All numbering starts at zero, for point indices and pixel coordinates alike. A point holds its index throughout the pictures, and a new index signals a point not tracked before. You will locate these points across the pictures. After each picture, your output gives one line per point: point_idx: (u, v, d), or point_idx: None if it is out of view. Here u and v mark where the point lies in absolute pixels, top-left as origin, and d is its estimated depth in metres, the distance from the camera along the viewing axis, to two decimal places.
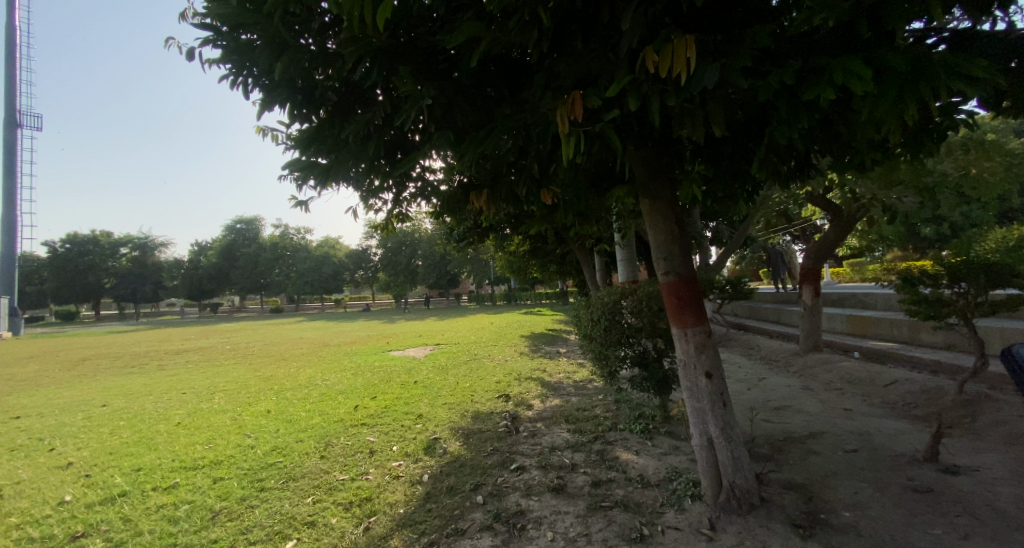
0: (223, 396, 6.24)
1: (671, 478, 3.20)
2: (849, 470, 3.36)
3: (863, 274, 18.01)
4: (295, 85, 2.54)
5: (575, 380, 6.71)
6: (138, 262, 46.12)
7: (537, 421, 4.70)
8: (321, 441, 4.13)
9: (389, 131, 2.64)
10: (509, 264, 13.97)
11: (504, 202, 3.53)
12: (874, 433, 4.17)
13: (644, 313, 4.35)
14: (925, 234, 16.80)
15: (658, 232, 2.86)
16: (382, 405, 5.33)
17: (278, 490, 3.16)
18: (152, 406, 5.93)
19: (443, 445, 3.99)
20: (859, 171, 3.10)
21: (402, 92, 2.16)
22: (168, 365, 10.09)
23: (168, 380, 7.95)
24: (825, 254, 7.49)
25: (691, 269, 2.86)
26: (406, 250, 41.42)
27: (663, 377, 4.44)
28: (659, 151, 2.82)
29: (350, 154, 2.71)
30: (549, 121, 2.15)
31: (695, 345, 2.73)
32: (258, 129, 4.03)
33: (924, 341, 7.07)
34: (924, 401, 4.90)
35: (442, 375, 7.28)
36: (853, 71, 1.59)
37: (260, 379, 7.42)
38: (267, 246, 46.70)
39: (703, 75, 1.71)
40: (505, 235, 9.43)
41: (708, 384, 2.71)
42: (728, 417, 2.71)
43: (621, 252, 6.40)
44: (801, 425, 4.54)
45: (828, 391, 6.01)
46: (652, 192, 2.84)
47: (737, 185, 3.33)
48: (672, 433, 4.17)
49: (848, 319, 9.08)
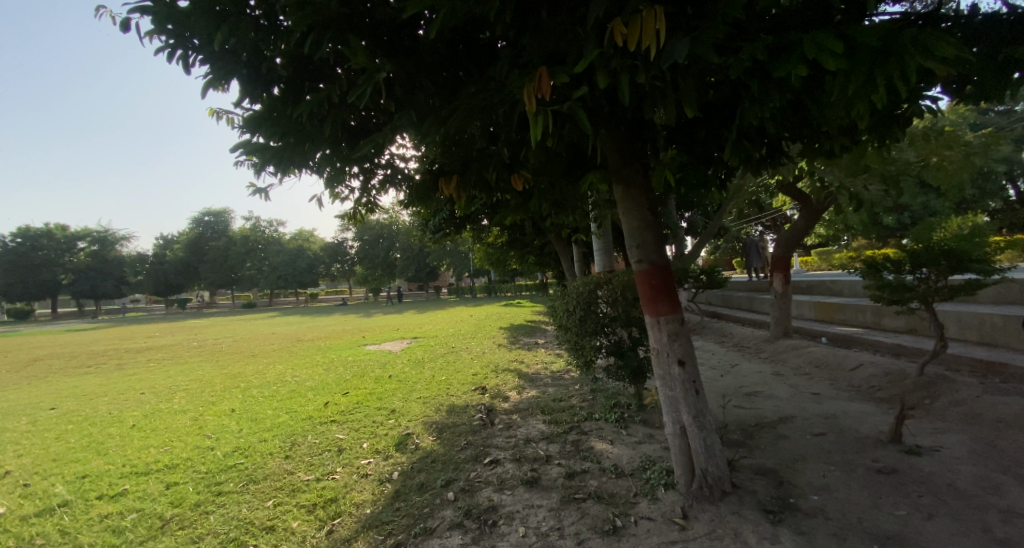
0: (185, 396, 5.96)
1: (645, 467, 3.18)
2: (817, 453, 3.42)
3: (830, 261, 18.63)
4: (239, 58, 2.36)
5: (553, 371, 6.68)
6: (98, 256, 44.10)
7: (513, 413, 4.63)
8: (286, 440, 3.97)
9: (348, 112, 2.50)
10: (487, 256, 13.90)
11: (474, 190, 3.42)
12: (841, 416, 4.25)
13: (619, 302, 4.32)
14: (888, 222, 17.43)
15: (632, 219, 2.80)
16: (354, 400, 5.18)
17: (236, 494, 3.00)
18: (106, 408, 5.61)
19: (415, 440, 3.89)
20: (828, 158, 3.15)
21: (355, 66, 2.02)
22: (129, 363, 9.66)
23: (126, 380, 7.60)
24: (795, 243, 7.62)
25: (665, 257, 2.80)
26: (383, 242, 40.71)
27: (638, 366, 4.43)
28: (632, 136, 2.77)
29: (306, 138, 2.57)
30: (515, 100, 2.07)
31: (668, 334, 2.70)
32: (211, 111, 3.74)
33: (887, 326, 7.30)
34: (886, 383, 5.05)
35: (417, 368, 7.17)
36: (826, 45, 1.53)
37: (226, 376, 7.16)
38: (237, 239, 45.32)
39: (673, 50, 1.64)
40: (481, 225, 9.30)
41: (681, 372, 2.69)
42: (701, 405, 2.70)
43: (597, 241, 6.36)
44: (772, 410, 4.61)
45: (798, 376, 6.13)
46: (625, 178, 2.77)
47: (710, 172, 3.31)
48: (647, 421, 4.16)
49: (816, 306, 9.32)
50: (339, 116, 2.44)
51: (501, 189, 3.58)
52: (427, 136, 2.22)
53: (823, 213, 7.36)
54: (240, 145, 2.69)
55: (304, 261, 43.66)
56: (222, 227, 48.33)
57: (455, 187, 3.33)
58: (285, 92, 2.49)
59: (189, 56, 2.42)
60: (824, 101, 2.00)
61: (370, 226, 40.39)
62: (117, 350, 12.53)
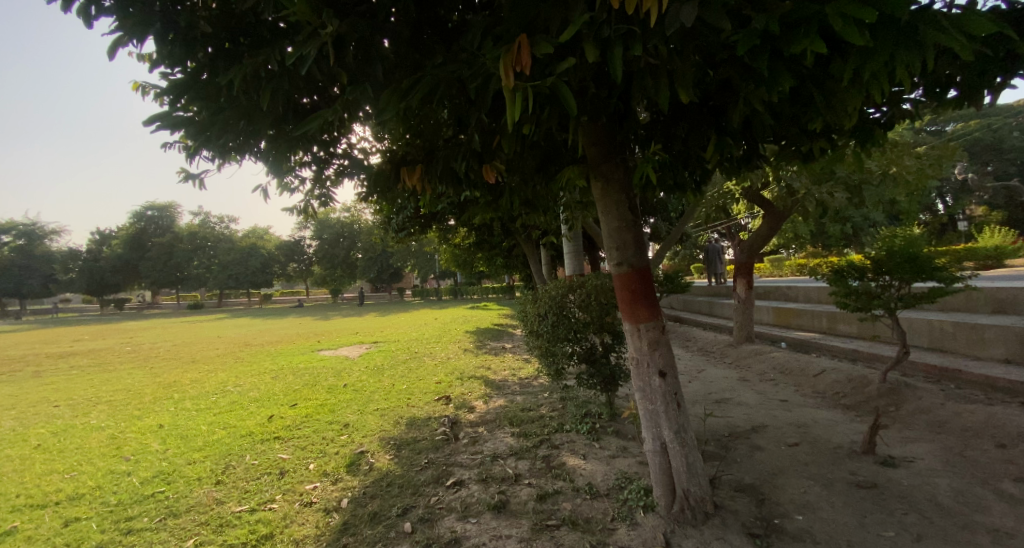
0: (107, 409, 5.29)
1: (621, 486, 2.95)
2: (794, 466, 3.28)
3: (783, 269, 19.34)
4: (152, 9, 1.97)
5: (520, 377, 6.41)
6: (22, 251, 40.37)
7: (479, 426, 4.30)
8: (219, 462, 3.49)
9: (291, 82, 2.14)
10: (452, 258, 13.49)
11: (439, 184, 3.11)
12: (812, 425, 4.18)
13: (591, 307, 4.09)
14: (838, 232, 18.25)
15: (611, 218, 2.56)
16: (302, 413, 4.71)
17: (150, 531, 2.54)
18: (9, 424, 4.88)
19: (370, 460, 3.50)
20: (804, 161, 3.04)
21: (297, 22, 1.70)
22: (48, 371, 8.67)
23: (41, 390, 6.74)
24: (758, 249, 7.67)
25: (646, 258, 2.57)
26: (344, 242, 39.32)
27: (610, 374, 4.21)
28: (612, 128, 2.54)
29: (238, 110, 2.19)
30: (489, 73, 1.79)
31: (648, 343, 2.47)
32: (134, 84, 3.30)
33: (842, 331, 7.50)
34: (850, 389, 5.06)
35: (376, 376, 6.71)
36: (850, 15, 1.33)
37: (159, 386, 6.47)
38: (184, 235, 42.73)
39: (678, 14, 1.41)
40: (447, 225, 8.94)
41: (662, 383, 2.47)
42: (682, 420, 2.49)
43: (567, 243, 6.15)
44: (743, 418, 4.50)
45: (764, 382, 6.13)
46: (604, 174, 2.53)
47: (687, 172, 3.14)
48: (619, 433, 3.94)
49: (775, 311, 9.51)
50: (281, 86, 2.09)
51: (468, 184, 3.29)
52: (384, 112, 1.90)
53: (785, 219, 7.42)
54: (155, 118, 2.22)
55: (259, 260, 41.60)
56: (167, 222, 45.33)
57: (418, 178, 3.00)
58: (216, 56, 2.12)
59: (90, 5, 2.02)
60: (832, 87, 1.84)
61: (329, 225, 38.99)
62: (36, 355, 11.28)
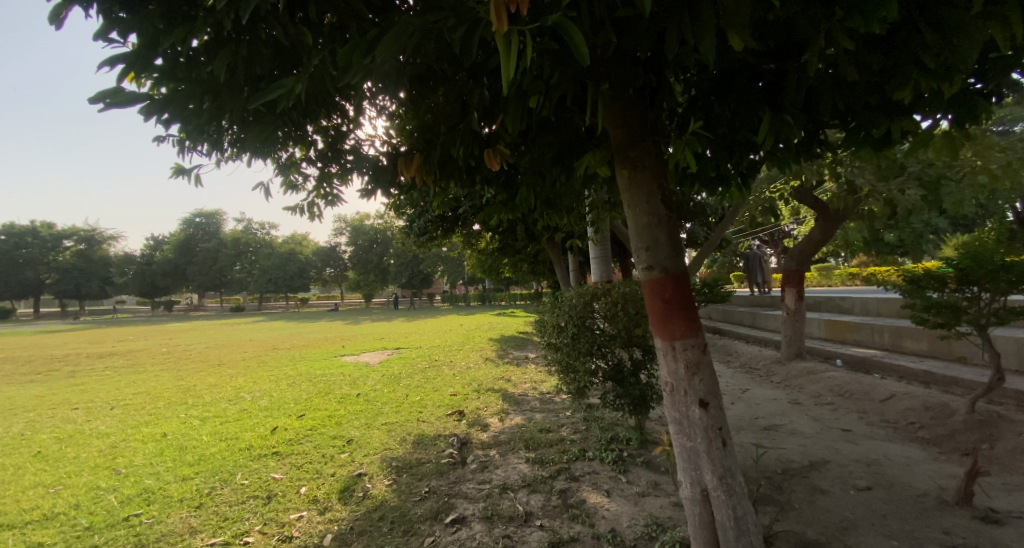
0: (119, 414, 5.19)
1: (652, 537, 2.45)
2: (868, 518, 2.68)
3: (831, 278, 18.04)
4: None
5: (541, 392, 5.95)
6: (83, 255, 43.09)
7: (491, 448, 3.88)
8: (206, 482, 3.21)
9: (255, 49, 1.81)
10: (479, 263, 13.19)
11: (441, 176, 2.73)
12: (885, 463, 3.51)
13: (618, 318, 3.62)
14: (892, 240, 16.87)
15: (639, 213, 2.09)
16: (307, 426, 4.43)
17: None
18: (23, 427, 4.83)
19: (365, 485, 3.14)
20: (878, 146, 2.49)
21: None
22: (83, 371, 8.88)
23: (68, 391, 6.80)
24: (810, 255, 6.92)
25: (684, 262, 2.07)
26: (377, 248, 39.94)
27: (640, 395, 3.73)
28: (641, 104, 2.09)
29: (193, 78, 1.86)
30: (479, 20, 1.38)
31: (685, 366, 1.98)
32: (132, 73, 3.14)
33: (909, 349, 6.66)
34: (928, 420, 4.33)
35: (392, 385, 6.40)
36: None
37: (178, 390, 6.39)
38: (229, 241, 44.61)
39: None
40: (470, 229, 8.60)
41: (702, 416, 1.98)
42: (729, 462, 1.99)
43: (594, 248, 5.68)
44: (799, 450, 3.88)
45: (819, 406, 5.42)
46: (631, 159, 2.06)
47: (733, 162, 2.63)
48: (651, 464, 3.42)
49: (827, 324, 8.64)
50: (243, 53, 1.75)
51: (475, 176, 2.89)
52: (350, 74, 1.51)
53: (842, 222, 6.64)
54: (102, 96, 1.90)
55: (297, 265, 42.83)
56: (213, 228, 47.52)
57: (417, 170, 2.63)
58: (169, 20, 1.80)
59: None
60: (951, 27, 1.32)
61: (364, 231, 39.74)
62: (77, 355, 11.65)
